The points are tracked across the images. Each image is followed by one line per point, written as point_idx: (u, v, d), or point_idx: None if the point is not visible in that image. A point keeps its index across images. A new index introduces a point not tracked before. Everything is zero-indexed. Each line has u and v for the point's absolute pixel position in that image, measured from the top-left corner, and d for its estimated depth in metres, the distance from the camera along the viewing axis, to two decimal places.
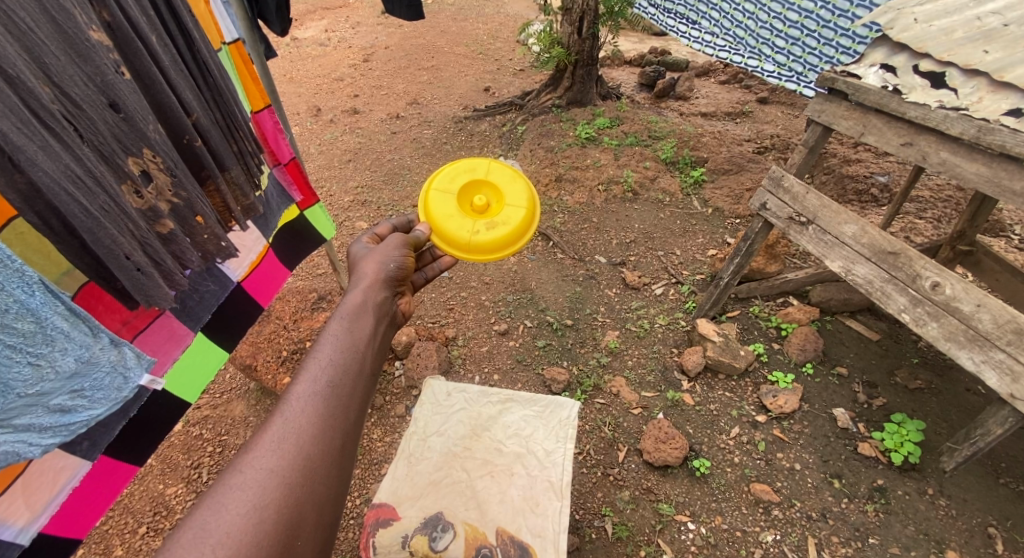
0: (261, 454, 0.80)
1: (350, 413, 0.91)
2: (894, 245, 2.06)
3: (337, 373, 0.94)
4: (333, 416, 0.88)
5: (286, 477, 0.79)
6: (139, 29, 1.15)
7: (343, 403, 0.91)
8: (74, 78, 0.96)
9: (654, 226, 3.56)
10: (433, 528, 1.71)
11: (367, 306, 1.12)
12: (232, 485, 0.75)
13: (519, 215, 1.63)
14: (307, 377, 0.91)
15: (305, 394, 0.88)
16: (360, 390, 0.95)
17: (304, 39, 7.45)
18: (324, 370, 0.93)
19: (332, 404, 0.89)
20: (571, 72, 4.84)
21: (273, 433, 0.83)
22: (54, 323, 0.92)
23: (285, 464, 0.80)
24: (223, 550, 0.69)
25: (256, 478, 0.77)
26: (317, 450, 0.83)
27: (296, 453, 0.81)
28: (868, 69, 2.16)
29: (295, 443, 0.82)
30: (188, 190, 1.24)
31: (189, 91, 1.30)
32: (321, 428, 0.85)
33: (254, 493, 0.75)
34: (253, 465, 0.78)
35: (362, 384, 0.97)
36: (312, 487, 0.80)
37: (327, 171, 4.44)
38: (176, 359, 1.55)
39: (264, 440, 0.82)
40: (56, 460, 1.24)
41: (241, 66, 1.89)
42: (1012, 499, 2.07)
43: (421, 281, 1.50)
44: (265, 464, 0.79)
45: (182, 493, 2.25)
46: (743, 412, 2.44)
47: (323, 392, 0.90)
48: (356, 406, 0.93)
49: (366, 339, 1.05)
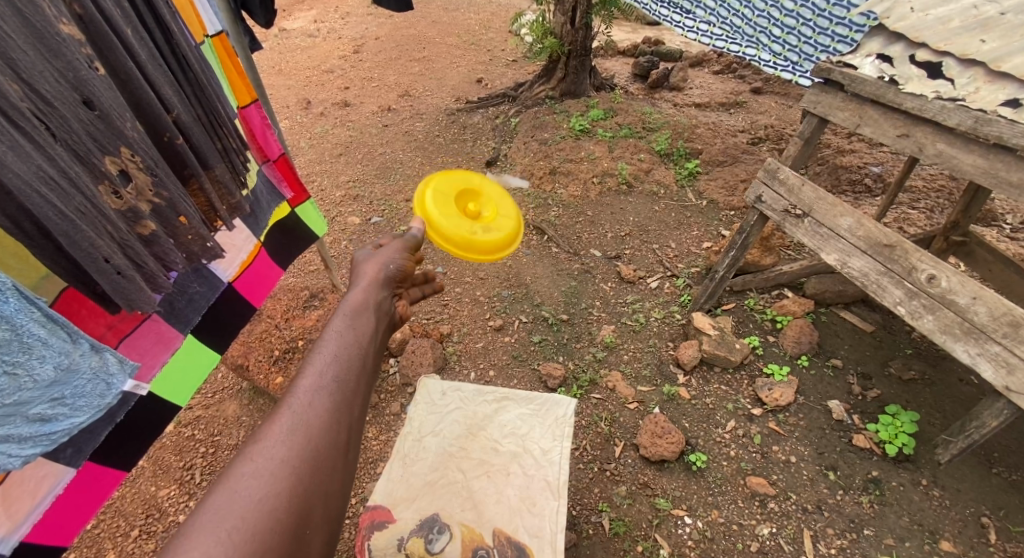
0: (270, 444, 0.77)
1: (356, 406, 0.88)
2: (890, 238, 2.04)
3: (343, 366, 0.91)
4: (342, 407, 0.86)
5: (296, 467, 0.76)
6: (114, 22, 1.10)
7: (350, 396, 0.88)
8: (45, 74, 0.92)
9: (649, 219, 3.54)
10: (429, 530, 1.69)
11: (369, 302, 1.09)
12: (244, 474, 0.73)
13: (509, 226, 1.65)
14: (313, 370, 0.88)
15: (314, 386, 0.86)
16: (365, 385, 0.93)
17: (293, 29, 7.32)
18: (331, 363, 0.90)
19: (340, 395, 0.87)
20: (564, 63, 4.80)
21: (282, 424, 0.80)
22: (30, 330, 0.90)
23: (295, 454, 0.77)
24: (236, 539, 0.66)
25: (266, 468, 0.74)
26: (326, 441, 0.80)
27: (305, 443, 0.78)
28: (864, 60, 2.13)
29: (305, 434, 0.79)
30: (170, 189, 1.19)
31: (169, 87, 1.25)
32: (331, 420, 0.83)
33: (266, 481, 0.72)
34: (263, 455, 0.75)
35: (367, 379, 0.94)
36: (321, 478, 0.77)
37: (317, 165, 4.37)
38: (163, 363, 1.51)
39: (273, 428, 0.79)
40: (37, 468, 1.21)
41: (225, 60, 1.84)
42: (1004, 489, 2.07)
43: (416, 294, 1.38)
44: (275, 453, 0.76)
45: (175, 495, 2.22)
46: (739, 405, 2.44)
47: (331, 384, 0.87)
48: (362, 399, 0.90)
49: (369, 334, 1.02)
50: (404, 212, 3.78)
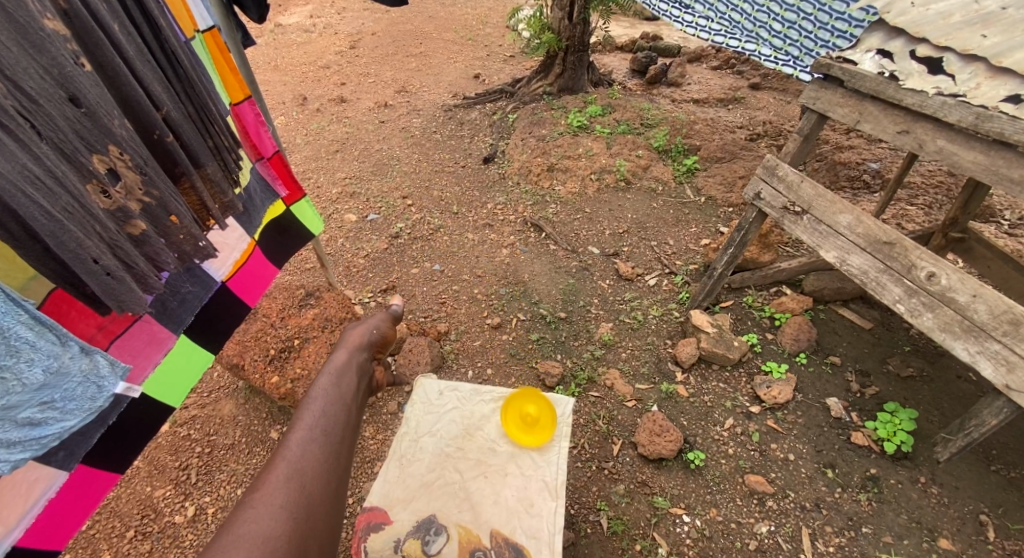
0: (267, 494, 0.79)
1: (347, 454, 0.92)
2: (890, 235, 2.03)
3: (335, 414, 0.96)
4: (334, 458, 0.88)
5: (292, 513, 0.78)
6: (100, 17, 1.08)
7: (342, 444, 0.92)
8: (28, 71, 0.90)
9: (647, 216, 3.52)
10: (426, 532, 1.69)
11: (353, 360, 1.12)
12: (241, 524, 0.74)
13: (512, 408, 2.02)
14: (305, 419, 0.92)
15: (307, 434, 0.89)
16: (354, 433, 0.97)
17: (289, 24, 7.26)
18: (323, 411, 0.95)
19: (332, 443, 0.90)
20: (561, 59, 4.77)
21: (278, 472, 0.82)
22: (16, 333, 0.91)
23: (292, 500, 0.79)
24: None
25: (264, 515, 0.76)
26: (320, 487, 0.83)
27: (300, 494, 0.81)
28: (864, 55, 2.11)
29: (300, 480, 0.82)
30: (160, 188, 1.17)
31: (158, 84, 1.23)
32: (324, 471, 0.86)
33: (264, 532, 0.74)
34: (261, 503, 0.77)
35: (356, 429, 0.98)
36: (317, 524, 0.80)
37: (313, 162, 4.34)
38: (156, 364, 1.50)
39: (269, 479, 0.81)
40: (28, 472, 1.19)
41: (217, 56, 1.81)
42: (1003, 486, 2.07)
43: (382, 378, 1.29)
44: (272, 504, 0.78)
45: (171, 495, 2.21)
46: (738, 404, 2.43)
47: (323, 432, 0.91)
48: (352, 446, 0.94)
49: (353, 388, 1.05)
50: (401, 209, 3.75)
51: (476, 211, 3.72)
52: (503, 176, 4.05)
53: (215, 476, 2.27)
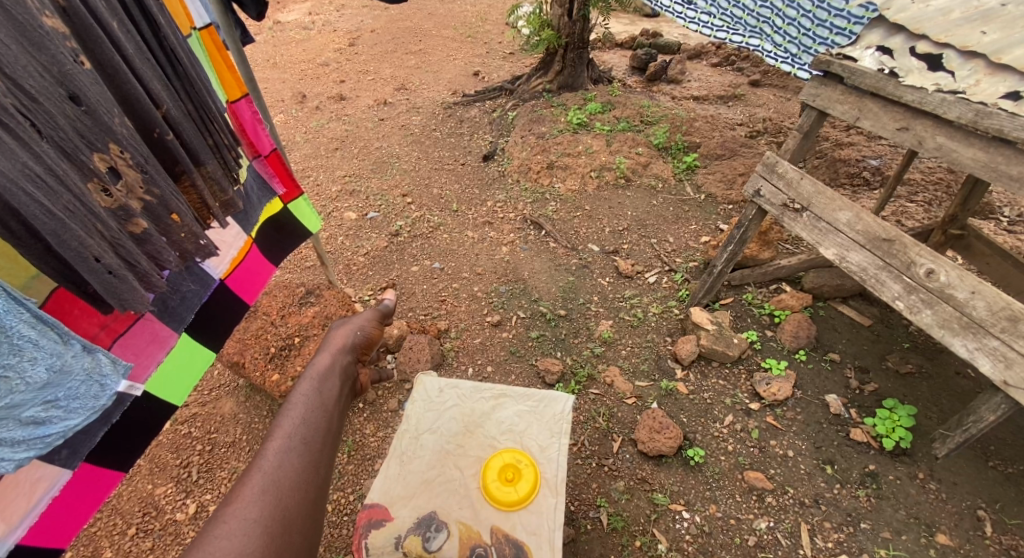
0: (244, 506, 0.92)
1: (321, 468, 1.06)
2: (889, 232, 2.03)
3: (310, 431, 1.10)
4: (307, 469, 1.03)
5: (267, 526, 0.91)
6: (99, 14, 1.08)
7: (315, 457, 1.07)
8: (28, 69, 0.90)
9: (647, 213, 3.52)
10: (427, 528, 1.70)
11: (334, 367, 1.33)
12: (218, 535, 0.87)
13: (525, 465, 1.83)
14: (281, 436, 1.07)
15: (283, 450, 1.04)
16: (328, 446, 1.12)
17: (288, 22, 7.24)
18: (298, 428, 1.10)
19: (305, 456, 1.05)
20: (561, 56, 4.75)
21: (255, 486, 0.96)
22: (20, 332, 0.91)
23: (266, 514, 0.92)
24: None
25: (240, 527, 0.89)
26: (294, 501, 0.97)
27: (275, 504, 0.95)
28: (864, 52, 2.11)
29: (274, 495, 0.96)
30: (161, 187, 1.18)
31: (157, 82, 1.23)
32: (299, 482, 1.00)
33: (240, 540, 0.87)
34: (237, 516, 0.91)
35: (330, 442, 1.13)
36: (290, 536, 0.92)
37: (313, 160, 4.33)
38: (159, 362, 1.50)
39: (246, 492, 0.95)
40: (32, 471, 1.20)
41: (215, 53, 1.81)
42: (1001, 482, 2.07)
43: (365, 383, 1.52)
44: (248, 514, 0.91)
45: (172, 493, 2.22)
46: (738, 400, 2.44)
47: (298, 447, 1.06)
48: (326, 460, 1.09)
49: (329, 400, 1.21)
50: (401, 207, 3.75)
51: (476, 209, 3.72)
52: (503, 174, 4.04)
53: (216, 473, 2.28)
